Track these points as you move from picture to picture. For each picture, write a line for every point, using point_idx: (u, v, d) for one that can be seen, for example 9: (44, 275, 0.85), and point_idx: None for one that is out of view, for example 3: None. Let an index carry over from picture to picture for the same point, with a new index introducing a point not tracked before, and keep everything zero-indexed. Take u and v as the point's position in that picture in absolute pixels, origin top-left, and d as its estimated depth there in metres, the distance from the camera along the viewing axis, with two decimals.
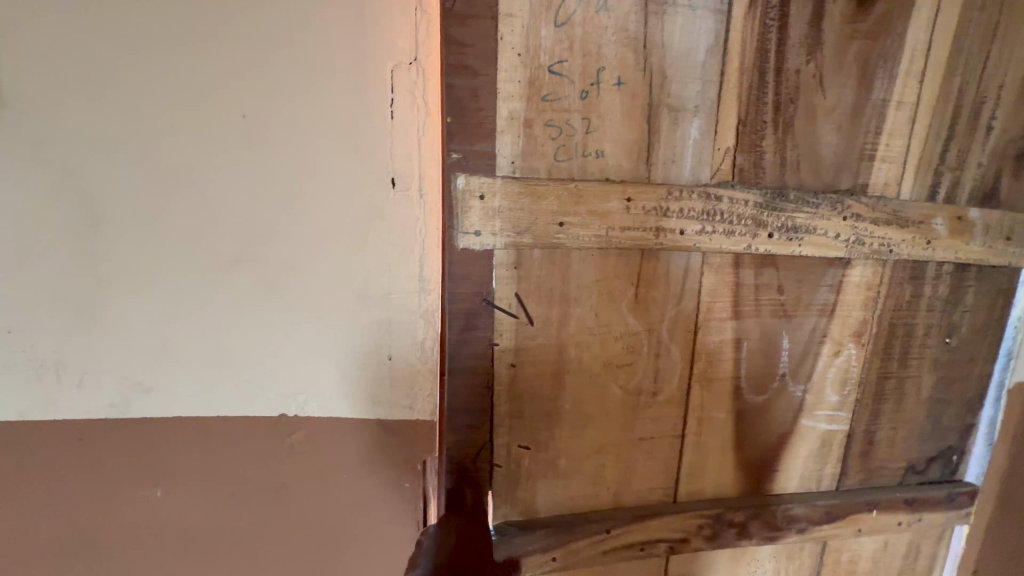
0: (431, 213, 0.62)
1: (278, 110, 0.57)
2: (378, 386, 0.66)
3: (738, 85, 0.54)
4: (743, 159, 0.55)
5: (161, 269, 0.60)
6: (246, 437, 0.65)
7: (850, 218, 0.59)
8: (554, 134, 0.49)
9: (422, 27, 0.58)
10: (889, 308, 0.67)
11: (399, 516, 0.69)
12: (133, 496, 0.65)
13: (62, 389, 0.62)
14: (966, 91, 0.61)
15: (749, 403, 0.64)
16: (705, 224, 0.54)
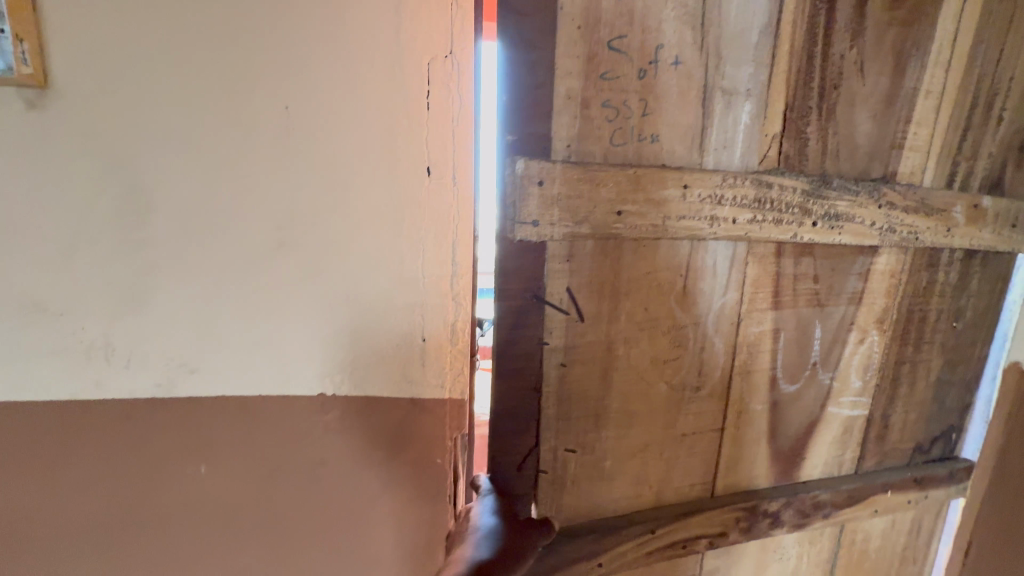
0: (464, 200, 0.65)
1: (318, 99, 0.58)
2: (411, 372, 0.69)
3: (788, 69, 0.52)
4: (790, 145, 0.54)
5: (200, 252, 0.61)
6: (280, 427, 0.67)
7: (884, 206, 0.59)
8: (611, 116, 0.46)
9: (456, 18, 0.60)
10: (908, 295, 0.68)
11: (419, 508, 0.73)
12: (174, 479, 0.67)
13: (100, 374, 0.62)
14: (985, 81, 0.63)
15: (783, 393, 0.64)
16: (756, 213, 0.53)
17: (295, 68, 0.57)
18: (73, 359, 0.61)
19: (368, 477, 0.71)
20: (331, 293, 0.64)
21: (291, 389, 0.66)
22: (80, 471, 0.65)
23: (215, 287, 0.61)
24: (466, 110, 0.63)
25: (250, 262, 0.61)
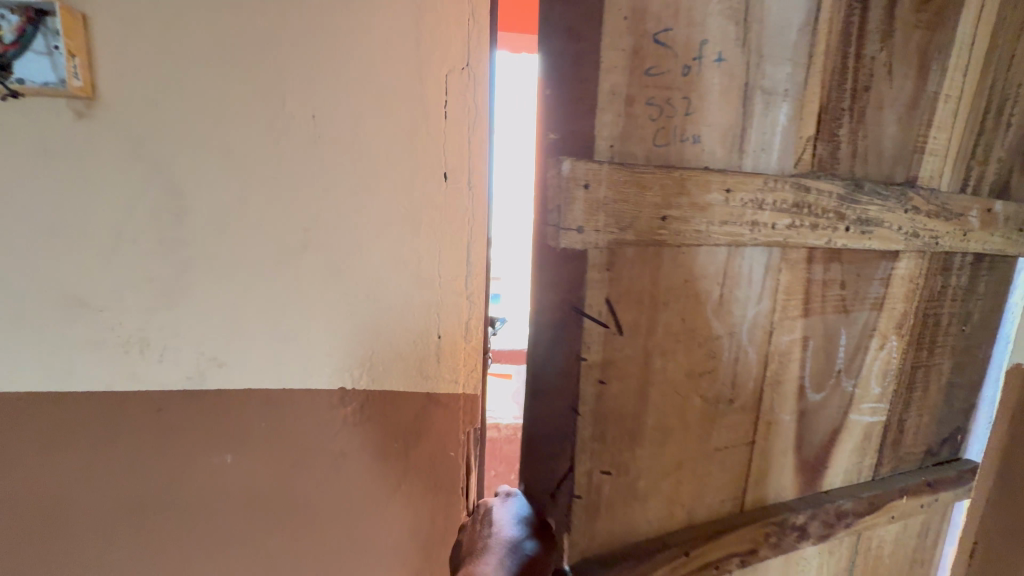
0: (480, 205, 0.66)
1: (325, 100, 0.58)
2: (425, 363, 0.68)
3: (824, 69, 0.50)
4: (824, 148, 0.52)
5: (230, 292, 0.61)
6: (307, 413, 0.66)
7: (909, 211, 0.59)
8: (655, 115, 0.43)
9: (472, 37, 0.61)
10: (924, 299, 0.68)
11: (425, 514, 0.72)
12: (200, 471, 0.66)
13: (145, 364, 0.62)
14: (996, 87, 0.63)
15: (809, 402, 0.62)
16: (794, 218, 0.51)
17: (357, 72, 0.58)
18: (110, 351, 0.61)
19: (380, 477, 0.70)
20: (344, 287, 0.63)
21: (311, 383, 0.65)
22: (223, 442, 0.66)
23: (266, 255, 0.61)
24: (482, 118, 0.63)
25: (291, 244, 0.61)
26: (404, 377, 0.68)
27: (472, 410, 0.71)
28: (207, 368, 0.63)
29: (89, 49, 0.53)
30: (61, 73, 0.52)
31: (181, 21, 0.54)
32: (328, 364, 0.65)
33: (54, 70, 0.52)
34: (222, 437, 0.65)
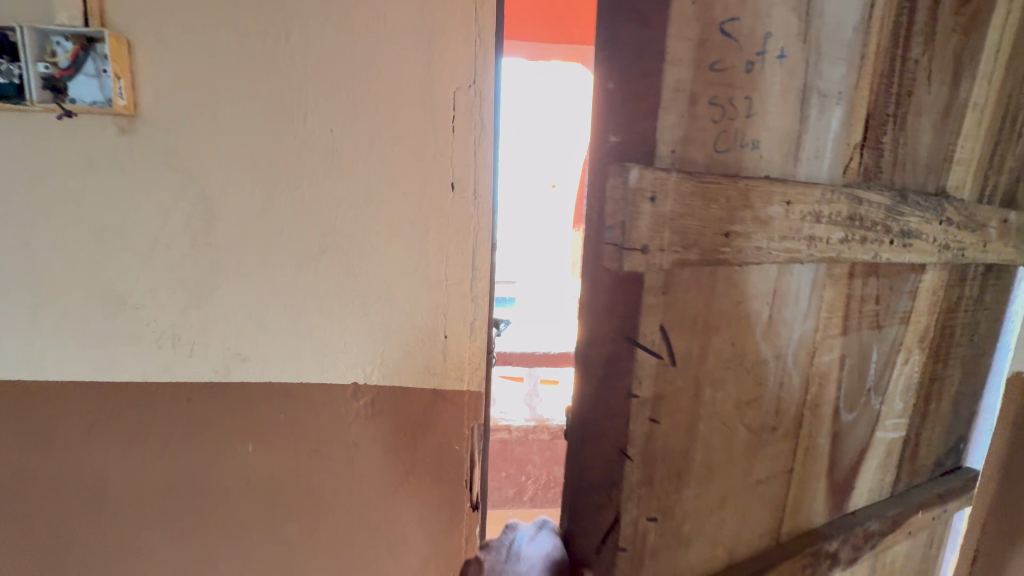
0: (485, 211, 0.70)
1: (344, 119, 0.65)
2: (435, 362, 0.73)
3: (875, 71, 0.47)
4: (870, 157, 0.49)
5: (253, 287, 0.68)
6: (324, 402, 0.73)
7: (943, 222, 0.57)
8: (717, 116, 0.38)
9: (478, 55, 0.66)
10: (943, 311, 0.66)
11: (428, 527, 0.79)
12: (228, 457, 0.74)
13: (179, 356, 0.70)
14: (1013, 97, 0.62)
15: (843, 422, 0.59)
16: (847, 232, 0.47)
17: (371, 90, 0.65)
18: (145, 343, 0.69)
19: (389, 458, 0.76)
20: (364, 292, 0.70)
21: (325, 377, 0.72)
22: (251, 426, 0.73)
23: (288, 263, 0.69)
24: (487, 134, 0.68)
25: (292, 272, 0.69)
26: (411, 373, 0.73)
27: (477, 407, 0.75)
28: (232, 361, 0.71)
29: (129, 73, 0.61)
30: (110, 96, 0.60)
31: (208, 59, 0.62)
32: (350, 360, 0.72)
33: (102, 90, 0.60)
34: (244, 429, 0.73)
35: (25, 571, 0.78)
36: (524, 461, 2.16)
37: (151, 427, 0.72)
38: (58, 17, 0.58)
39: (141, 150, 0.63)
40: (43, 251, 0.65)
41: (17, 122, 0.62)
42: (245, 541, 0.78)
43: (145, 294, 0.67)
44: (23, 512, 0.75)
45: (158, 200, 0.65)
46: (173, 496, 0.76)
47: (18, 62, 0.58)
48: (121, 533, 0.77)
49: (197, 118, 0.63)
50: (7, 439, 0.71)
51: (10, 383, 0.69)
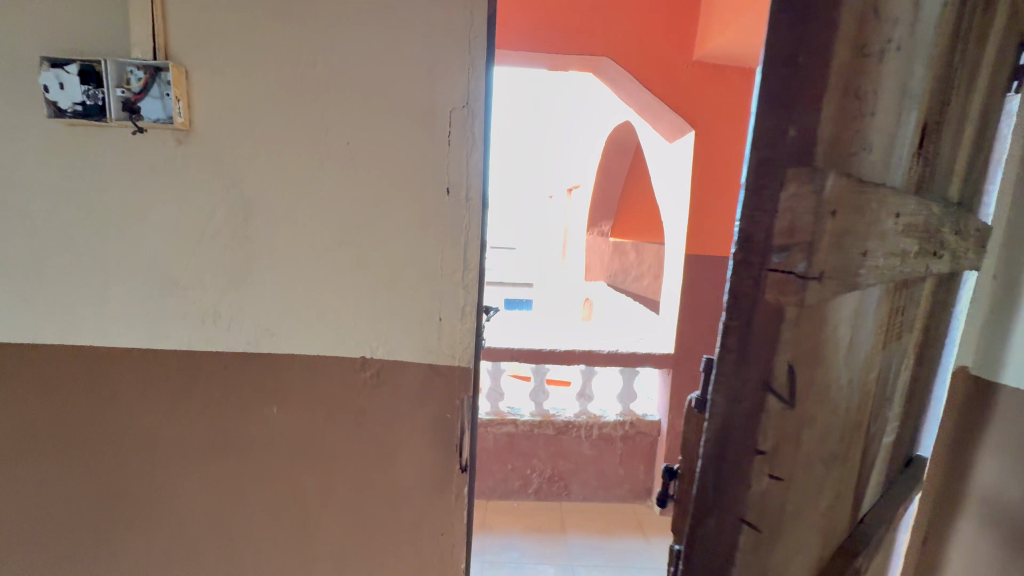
0: (476, 211, 0.77)
1: (356, 127, 0.74)
2: (430, 337, 0.80)
3: (937, 77, 0.54)
4: (922, 165, 0.57)
5: (280, 271, 0.78)
6: (335, 371, 0.81)
7: (955, 231, 0.66)
8: (858, 111, 0.46)
9: (472, 79, 0.73)
10: (925, 314, 0.71)
11: (426, 493, 0.86)
12: (256, 417, 0.83)
13: (219, 331, 0.80)
14: (977, 108, 0.68)
15: (870, 437, 0.66)
16: (913, 243, 0.55)
17: (380, 103, 0.73)
18: (192, 320, 0.80)
19: (395, 423, 0.83)
20: (374, 278, 0.78)
21: (337, 349, 0.81)
22: (274, 389, 0.82)
23: (308, 249, 0.77)
24: (478, 144, 0.75)
25: (311, 260, 0.78)
26: (411, 350, 0.81)
27: (468, 380, 0.82)
28: (262, 335, 0.80)
29: (186, 89, 0.72)
30: (171, 113, 0.71)
31: (246, 76, 0.72)
32: (375, 331, 0.80)
33: (165, 109, 0.71)
34: (271, 391, 0.82)
35: (73, 518, 0.87)
36: (530, 454, 2.45)
37: (189, 391, 0.82)
38: (130, 49, 0.70)
39: (195, 157, 0.74)
40: (108, 242, 0.76)
41: (99, 135, 0.73)
42: (261, 503, 0.87)
43: (193, 278, 0.78)
44: (76, 469, 0.85)
45: (205, 196, 0.75)
46: (206, 457, 0.85)
47: (102, 88, 0.69)
48: (157, 490, 0.86)
49: (242, 130, 0.74)
50: (70, 396, 0.82)
51: (75, 354, 0.80)
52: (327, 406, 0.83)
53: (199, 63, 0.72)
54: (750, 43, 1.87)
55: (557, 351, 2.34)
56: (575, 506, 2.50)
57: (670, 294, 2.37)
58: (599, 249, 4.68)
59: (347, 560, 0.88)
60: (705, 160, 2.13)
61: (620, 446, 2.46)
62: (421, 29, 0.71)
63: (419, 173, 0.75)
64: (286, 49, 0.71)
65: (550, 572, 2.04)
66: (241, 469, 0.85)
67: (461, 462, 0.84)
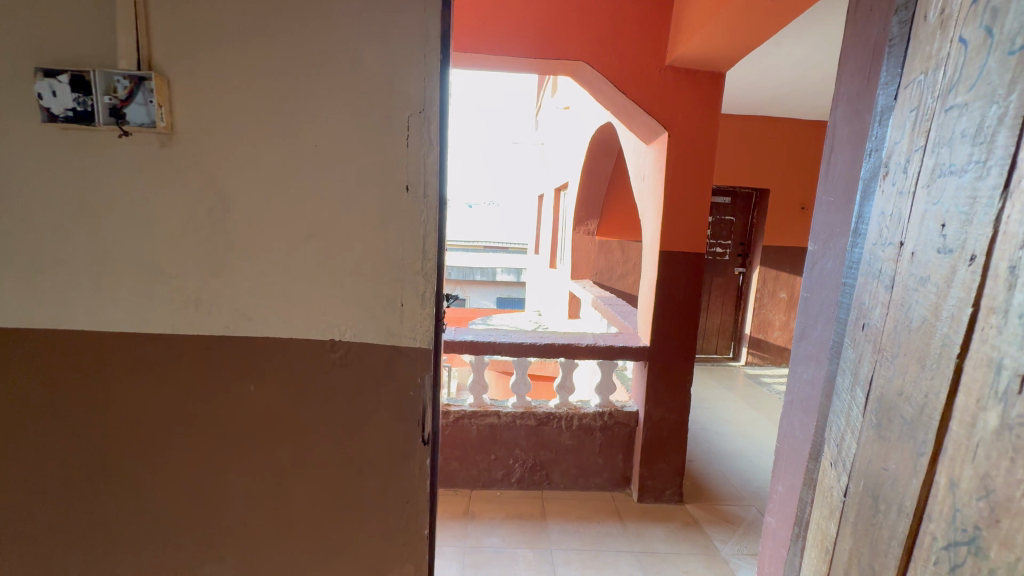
0: (433, 206, 0.85)
1: (323, 130, 0.82)
2: (393, 320, 0.88)
3: (941, 114, 0.60)
4: (934, 190, 0.60)
5: (255, 260, 0.86)
6: (305, 351, 0.89)
7: (876, 237, 0.72)
8: None
9: (428, 88, 0.81)
10: (861, 305, 0.75)
11: (391, 463, 0.94)
12: (235, 395, 0.91)
13: (201, 316, 0.88)
14: (915, 100, 0.67)
15: (887, 426, 0.65)
16: (941, 262, 0.57)
17: (344, 108, 0.81)
18: (176, 305, 0.87)
19: (364, 399, 0.92)
20: (341, 268, 0.86)
21: (308, 332, 0.89)
22: (250, 369, 0.90)
23: (278, 239, 0.85)
24: (433, 146, 0.83)
25: (282, 249, 0.85)
26: (375, 332, 0.89)
27: (427, 359, 0.90)
28: (239, 319, 0.88)
29: (168, 97, 0.80)
30: (154, 119, 0.79)
31: (222, 85, 0.80)
32: (342, 316, 0.88)
33: (148, 115, 0.79)
34: (249, 370, 0.90)
35: (65, 488, 0.94)
36: (512, 444, 2.52)
37: (174, 370, 0.90)
38: (117, 60, 0.78)
39: (177, 157, 0.82)
40: (96, 234, 0.84)
41: (87, 138, 0.81)
42: (241, 473, 0.94)
43: (176, 267, 0.86)
44: (70, 443, 0.92)
45: (186, 192, 0.83)
46: (192, 431, 0.93)
47: (91, 96, 0.77)
48: (145, 460, 0.94)
49: (220, 133, 0.81)
50: (64, 375, 0.89)
51: (67, 337, 0.88)
52: (299, 383, 0.91)
53: (179, 73, 0.79)
54: (718, 49, 1.96)
55: (537, 343, 2.41)
56: (557, 493, 2.57)
57: (646, 288, 2.46)
58: (586, 247, 4.71)
59: (322, 523, 0.97)
60: (680, 160, 2.21)
61: (600, 436, 2.54)
62: (381, 43, 0.79)
63: (381, 172, 0.83)
64: (259, 61, 0.79)
65: (529, 554, 2.11)
66: (224, 443, 0.93)
67: (422, 435, 0.93)
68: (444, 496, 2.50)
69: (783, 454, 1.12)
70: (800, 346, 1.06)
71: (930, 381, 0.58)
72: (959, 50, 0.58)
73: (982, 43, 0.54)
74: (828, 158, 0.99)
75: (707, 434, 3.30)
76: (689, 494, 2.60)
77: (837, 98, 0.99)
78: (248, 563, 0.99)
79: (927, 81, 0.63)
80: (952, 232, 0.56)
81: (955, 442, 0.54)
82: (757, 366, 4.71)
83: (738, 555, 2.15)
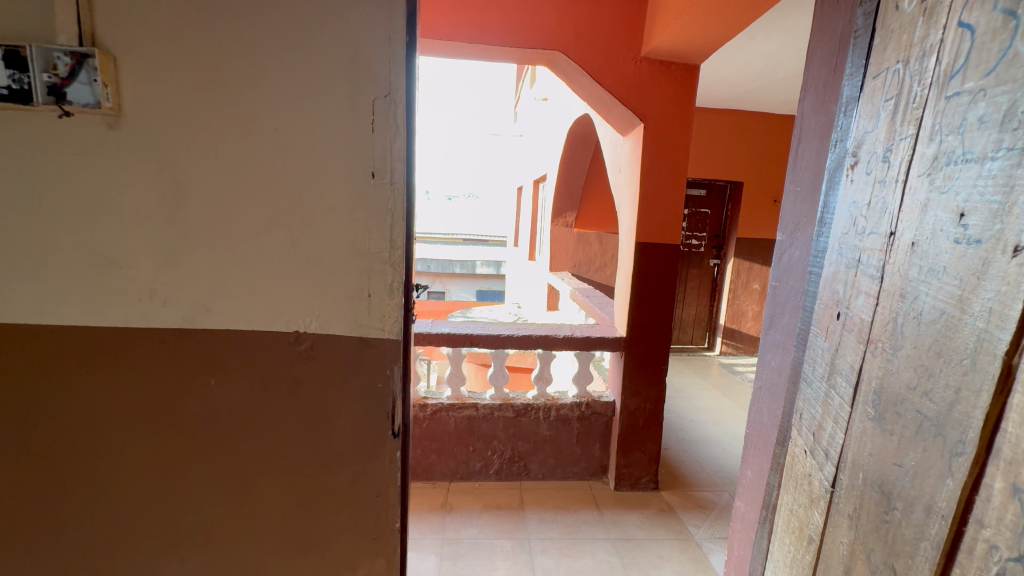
0: (400, 194, 0.83)
1: (284, 113, 0.78)
2: (361, 312, 0.86)
3: (924, 103, 0.57)
4: (928, 176, 0.55)
5: (213, 249, 0.82)
6: (269, 344, 0.87)
7: (852, 226, 0.71)
8: None
9: (394, 71, 0.79)
10: (841, 293, 0.73)
11: (360, 456, 0.92)
12: (194, 389, 0.88)
13: (155, 307, 0.84)
14: (893, 88, 0.65)
15: (885, 416, 0.59)
16: (958, 239, 0.49)
17: (304, 91, 0.78)
18: (128, 297, 0.83)
19: (333, 391, 0.89)
20: (306, 256, 0.83)
21: (272, 324, 0.86)
22: (210, 362, 0.87)
23: (238, 227, 0.82)
24: (400, 131, 0.81)
25: (243, 238, 0.82)
26: (343, 324, 0.87)
27: (396, 351, 0.88)
28: (198, 312, 0.85)
29: (115, 77, 0.75)
30: (99, 99, 0.74)
31: (173, 64, 0.76)
32: (305, 308, 0.85)
33: (93, 94, 0.74)
34: (209, 364, 0.87)
35: (12, 490, 0.89)
36: (490, 436, 2.52)
37: (127, 364, 0.86)
38: (56, 35, 0.72)
39: (125, 140, 0.77)
40: (39, 221, 0.79)
41: (26, 118, 0.76)
42: (203, 469, 0.91)
43: (127, 256, 0.81)
44: (14, 442, 0.87)
45: (136, 177, 0.79)
46: (148, 427, 0.89)
47: (28, 72, 0.72)
48: (97, 458, 0.89)
49: (173, 116, 0.77)
50: (5, 371, 0.84)
51: (9, 330, 0.83)
52: (264, 376, 0.88)
53: (126, 49, 0.75)
54: (692, 41, 1.97)
55: (514, 335, 2.40)
56: (535, 484, 2.58)
57: (622, 279, 2.48)
58: (564, 239, 4.72)
59: (289, 519, 0.95)
60: (655, 152, 2.22)
61: (577, 426, 2.56)
62: (343, 23, 0.76)
63: (346, 158, 0.81)
64: (213, 39, 0.75)
65: (506, 545, 2.11)
66: (183, 439, 0.90)
67: (393, 428, 0.92)
68: (421, 489, 2.48)
69: (751, 440, 1.14)
70: (769, 335, 1.08)
71: (963, 378, 0.47)
72: (961, 36, 0.52)
73: (1003, 26, 0.46)
74: (796, 149, 1.01)
75: (682, 422, 3.37)
76: (664, 481, 2.65)
77: (805, 88, 1.00)
78: (212, 561, 0.96)
79: (916, 67, 0.59)
80: (976, 224, 0.48)
81: (1017, 442, 0.42)
82: (731, 356, 4.82)
83: (711, 539, 2.20)
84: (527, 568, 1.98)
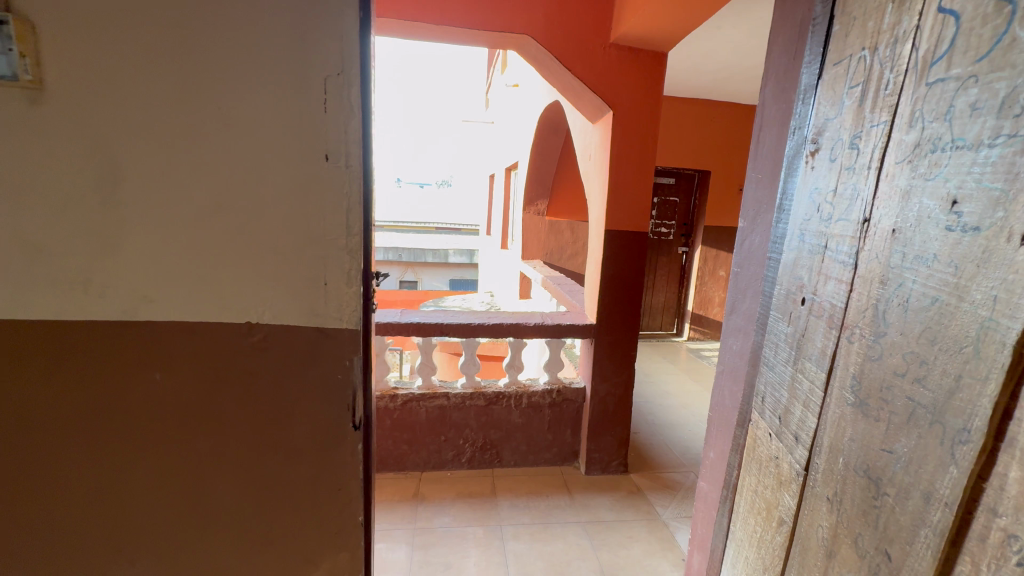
0: (356, 178, 0.79)
1: (229, 90, 0.74)
2: (316, 300, 0.83)
3: (900, 90, 0.57)
4: (909, 163, 0.55)
5: (153, 236, 0.77)
6: (218, 335, 0.83)
7: (817, 212, 0.73)
8: None
9: (348, 48, 0.75)
10: (807, 279, 0.74)
11: (322, 448, 0.90)
12: (139, 385, 0.83)
13: (90, 298, 0.78)
14: (859, 76, 0.65)
15: (869, 402, 0.60)
16: (951, 228, 0.50)
17: (250, 67, 0.73)
18: (59, 288, 0.77)
19: (290, 383, 0.86)
20: (257, 243, 0.79)
21: (221, 314, 0.82)
22: (154, 356, 0.82)
23: (179, 212, 0.77)
24: (354, 112, 0.77)
25: (185, 224, 0.77)
26: (297, 313, 0.83)
27: (355, 340, 0.86)
28: (139, 303, 0.79)
29: (34, 47, 0.69)
30: (17, 72, 0.69)
31: (100, 34, 0.70)
32: (257, 297, 0.82)
33: (9, 66, 0.68)
34: (154, 358, 0.82)
35: None
36: (462, 425, 2.51)
37: (62, 359, 0.80)
38: None
39: (50, 117, 0.71)
40: None
41: None
42: (152, 467, 0.87)
43: (57, 243, 0.75)
44: None
45: (63, 157, 0.73)
46: (90, 425, 0.83)
47: None
48: (32, 460, 0.83)
49: (101, 91, 0.71)
50: None
51: None
52: (214, 368, 0.84)
53: (45, 16, 0.68)
54: (659, 29, 1.97)
55: (485, 324, 2.39)
56: (507, 470, 2.59)
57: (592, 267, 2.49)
58: (536, 227, 4.72)
59: (247, 515, 0.91)
60: (625, 139, 2.22)
61: (549, 413, 2.58)
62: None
63: (297, 139, 0.76)
64: (145, 7, 0.70)
65: (479, 532, 2.12)
66: (130, 437, 0.85)
67: (354, 420, 0.89)
68: (392, 480, 2.46)
69: (714, 422, 1.17)
70: (731, 320, 1.10)
71: (963, 366, 0.47)
72: (944, 23, 0.52)
73: (994, 12, 0.46)
74: (756, 136, 1.02)
75: (651, 406, 3.45)
76: (633, 464, 2.72)
77: (765, 75, 1.01)
78: (166, 561, 0.92)
79: (888, 54, 0.60)
80: (971, 212, 0.47)
81: None
82: (698, 341, 4.96)
83: (678, 518, 2.28)
84: (500, 554, 1.99)
